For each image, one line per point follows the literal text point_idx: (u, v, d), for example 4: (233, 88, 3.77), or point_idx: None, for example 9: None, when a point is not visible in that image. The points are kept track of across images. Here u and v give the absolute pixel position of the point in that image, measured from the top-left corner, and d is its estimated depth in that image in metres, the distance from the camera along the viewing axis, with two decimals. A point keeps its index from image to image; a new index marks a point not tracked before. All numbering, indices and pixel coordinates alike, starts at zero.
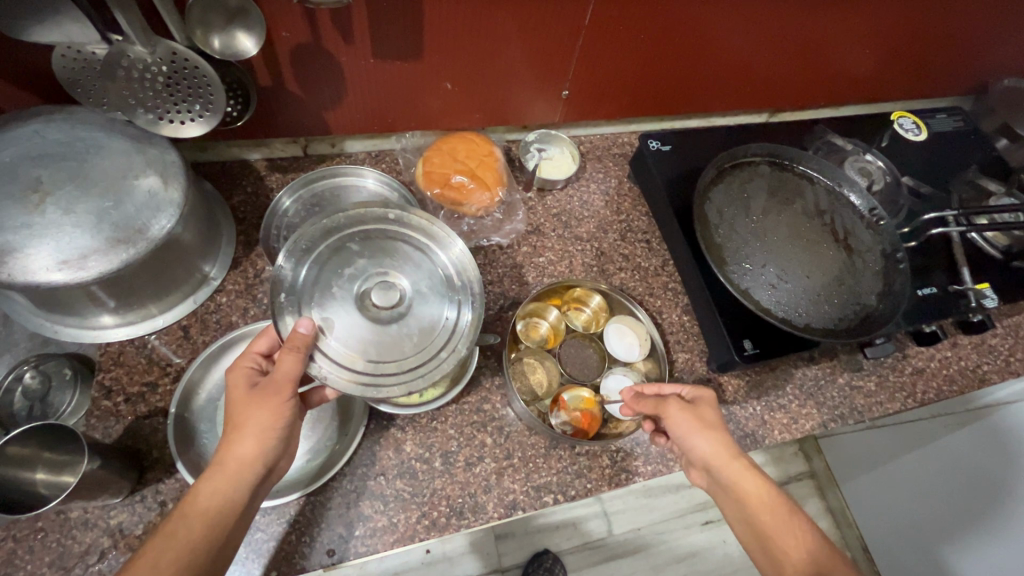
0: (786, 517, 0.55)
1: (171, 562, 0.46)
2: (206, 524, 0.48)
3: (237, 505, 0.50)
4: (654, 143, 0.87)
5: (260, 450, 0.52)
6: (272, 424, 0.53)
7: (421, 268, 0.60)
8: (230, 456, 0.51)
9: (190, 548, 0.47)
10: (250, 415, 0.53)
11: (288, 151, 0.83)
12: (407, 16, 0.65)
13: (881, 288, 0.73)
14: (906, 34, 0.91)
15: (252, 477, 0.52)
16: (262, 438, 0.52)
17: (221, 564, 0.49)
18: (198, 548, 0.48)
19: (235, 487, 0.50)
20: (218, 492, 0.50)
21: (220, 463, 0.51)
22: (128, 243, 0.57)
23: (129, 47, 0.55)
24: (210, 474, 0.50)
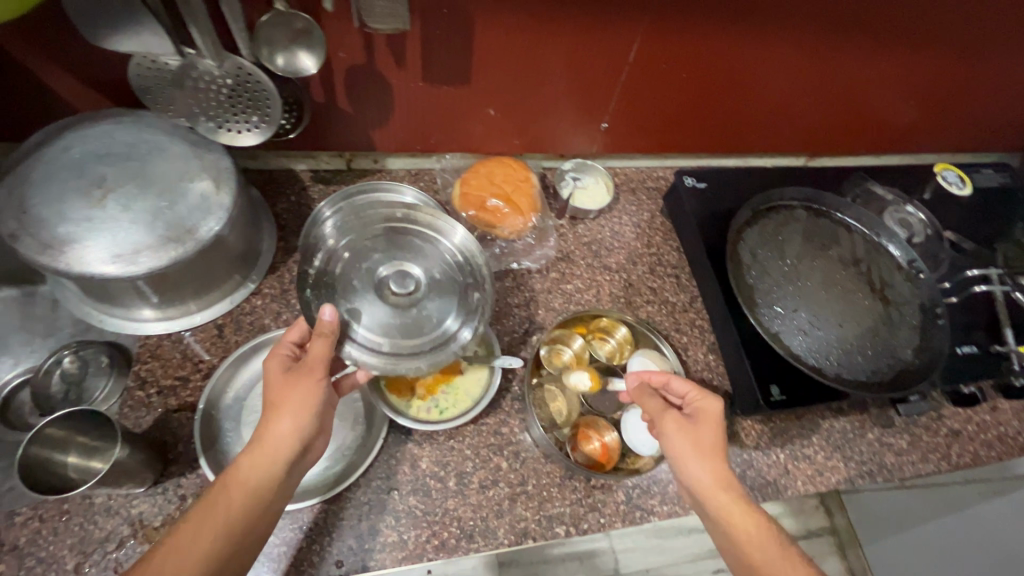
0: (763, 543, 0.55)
1: (210, 534, 0.48)
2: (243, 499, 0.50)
3: (275, 478, 0.52)
4: (690, 180, 0.87)
5: (296, 426, 0.54)
6: (306, 403, 0.54)
7: (430, 256, 0.64)
8: (269, 432, 0.53)
9: (229, 520, 0.49)
10: (287, 395, 0.54)
11: (332, 164, 0.86)
12: (460, 43, 0.68)
13: (918, 343, 0.71)
14: (953, 87, 0.91)
15: (289, 452, 0.53)
16: (297, 416, 0.54)
17: (259, 529, 0.51)
18: (234, 523, 0.50)
19: (274, 461, 0.52)
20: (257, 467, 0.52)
21: (259, 440, 0.53)
22: (178, 243, 0.60)
23: (201, 60, 0.59)
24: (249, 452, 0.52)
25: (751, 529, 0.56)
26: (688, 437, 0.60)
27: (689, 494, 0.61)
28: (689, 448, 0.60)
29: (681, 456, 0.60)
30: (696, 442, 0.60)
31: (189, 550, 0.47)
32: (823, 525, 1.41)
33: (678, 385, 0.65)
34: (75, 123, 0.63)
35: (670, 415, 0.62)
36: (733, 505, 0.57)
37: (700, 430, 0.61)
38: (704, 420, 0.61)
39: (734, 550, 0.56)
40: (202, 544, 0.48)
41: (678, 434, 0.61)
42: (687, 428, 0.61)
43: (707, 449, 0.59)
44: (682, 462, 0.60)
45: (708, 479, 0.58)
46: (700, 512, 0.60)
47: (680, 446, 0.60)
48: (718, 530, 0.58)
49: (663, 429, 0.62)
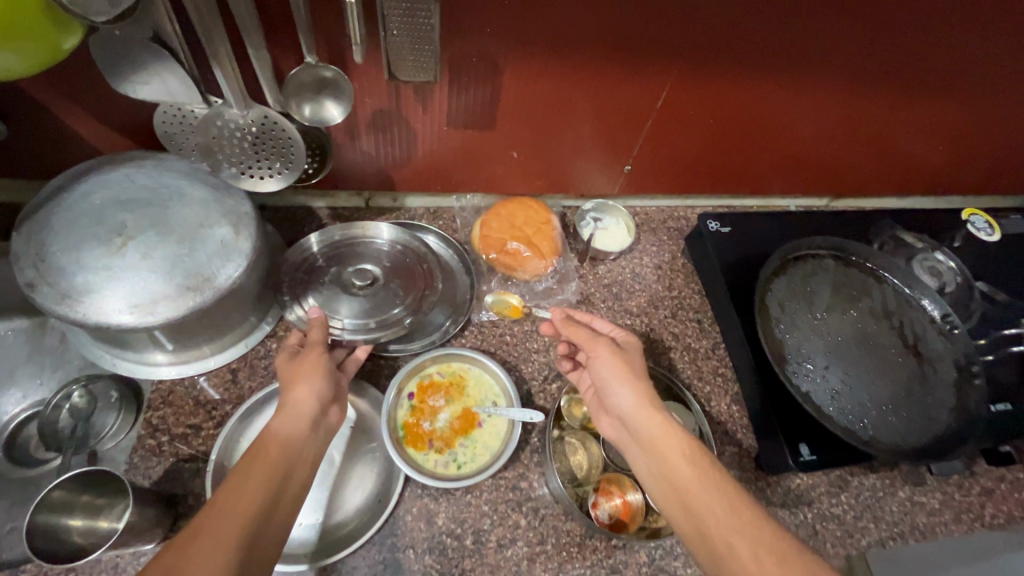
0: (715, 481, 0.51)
1: (261, 481, 0.47)
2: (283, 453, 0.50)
3: (301, 433, 0.53)
4: (713, 224, 0.85)
5: (312, 390, 0.57)
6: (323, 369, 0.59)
7: (373, 254, 0.75)
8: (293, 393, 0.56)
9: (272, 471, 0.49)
10: (298, 370, 0.58)
11: (351, 202, 0.85)
12: (486, 90, 0.67)
13: (953, 404, 0.68)
14: (981, 132, 0.89)
15: (309, 414, 0.55)
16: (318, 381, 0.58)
17: (295, 487, 0.50)
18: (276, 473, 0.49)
19: (297, 420, 0.54)
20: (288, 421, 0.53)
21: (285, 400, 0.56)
22: (197, 291, 0.58)
23: (227, 109, 0.57)
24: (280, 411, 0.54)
25: (678, 448, 0.53)
26: (619, 360, 0.60)
27: (622, 426, 0.59)
28: (617, 370, 0.60)
29: (611, 378, 0.60)
30: (626, 365, 0.60)
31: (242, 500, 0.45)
32: None
33: (603, 326, 0.69)
34: (97, 168, 0.62)
35: (597, 338, 0.62)
36: (660, 424, 0.55)
37: (629, 358, 0.62)
38: (632, 354, 0.63)
39: (659, 470, 0.54)
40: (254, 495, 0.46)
41: (609, 357, 0.61)
42: (617, 352, 0.61)
43: (634, 372, 0.60)
44: (620, 393, 0.59)
45: (634, 401, 0.57)
46: (628, 447, 0.59)
47: (609, 367, 0.60)
48: (645, 455, 0.55)
49: (593, 353, 0.62)
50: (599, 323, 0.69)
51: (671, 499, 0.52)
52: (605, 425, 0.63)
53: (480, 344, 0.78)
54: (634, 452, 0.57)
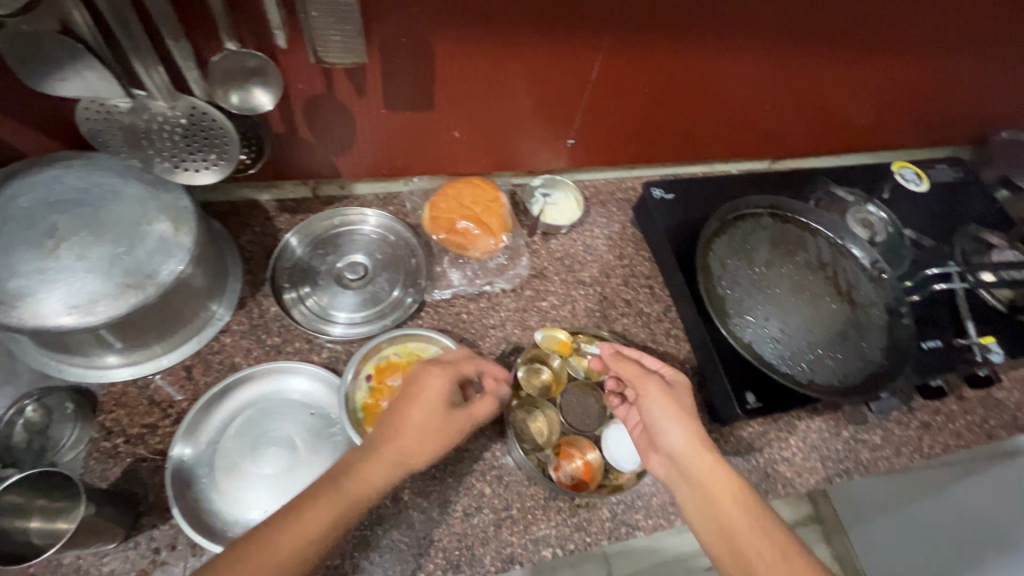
0: (761, 526, 0.56)
1: (309, 531, 0.51)
2: (342, 503, 0.53)
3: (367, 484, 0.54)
4: (658, 191, 0.88)
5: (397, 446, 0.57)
6: (434, 413, 0.59)
7: (366, 246, 0.83)
8: (388, 447, 0.57)
9: (325, 524, 0.52)
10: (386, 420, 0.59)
11: (298, 193, 0.85)
12: (420, 70, 0.68)
13: (886, 343, 0.73)
14: (905, 86, 0.94)
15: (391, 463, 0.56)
16: (420, 429, 0.58)
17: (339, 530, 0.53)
18: (328, 528, 0.52)
19: (375, 474, 0.55)
20: (365, 483, 0.54)
21: (374, 451, 0.56)
22: (138, 288, 0.58)
23: (151, 101, 0.57)
24: (358, 465, 0.55)
25: (728, 493, 0.57)
26: (677, 403, 0.63)
27: (670, 464, 0.62)
28: (671, 411, 0.62)
29: (663, 418, 0.62)
30: (676, 406, 0.63)
31: (278, 548, 0.50)
32: (810, 514, 1.54)
33: (652, 361, 0.70)
34: (21, 169, 0.60)
35: (651, 376, 0.65)
36: (712, 466, 0.59)
37: (679, 398, 0.64)
38: (681, 392, 0.65)
39: (709, 512, 0.57)
40: (296, 546, 0.50)
41: (660, 398, 0.63)
42: (668, 394, 0.64)
43: (685, 412, 0.63)
44: (669, 431, 0.62)
45: (689, 441, 0.61)
46: (672, 485, 0.61)
47: (660, 406, 0.63)
48: (694, 497, 0.58)
49: (644, 392, 0.65)
50: (649, 358, 0.71)
51: (720, 542, 0.56)
52: (652, 461, 0.64)
53: (437, 323, 0.79)
54: (681, 491, 0.59)
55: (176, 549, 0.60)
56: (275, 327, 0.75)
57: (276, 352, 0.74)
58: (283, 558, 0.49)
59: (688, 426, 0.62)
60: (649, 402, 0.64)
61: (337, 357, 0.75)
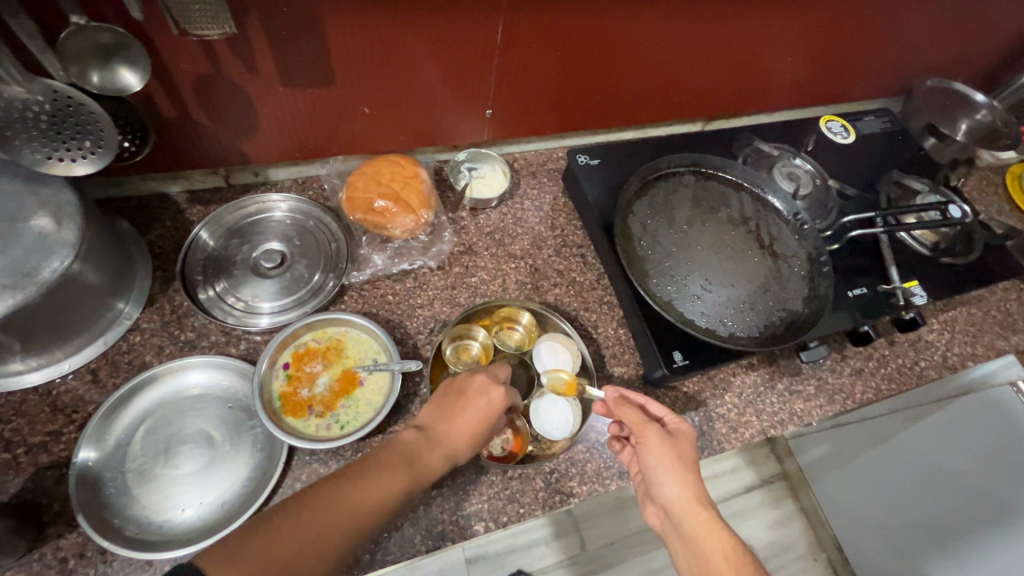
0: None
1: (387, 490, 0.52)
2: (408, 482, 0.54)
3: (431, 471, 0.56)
4: (582, 157, 0.87)
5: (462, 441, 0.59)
6: (486, 422, 0.61)
7: (284, 233, 0.80)
8: (449, 443, 0.58)
9: (393, 496, 0.52)
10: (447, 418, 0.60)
11: (209, 182, 0.81)
12: (311, 43, 0.65)
13: (806, 292, 0.74)
14: (823, 39, 0.94)
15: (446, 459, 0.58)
16: (472, 434, 0.60)
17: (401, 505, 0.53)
18: (394, 500, 0.52)
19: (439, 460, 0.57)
20: (427, 468, 0.56)
21: (436, 442, 0.58)
22: (16, 288, 0.55)
23: (5, 87, 0.52)
24: (422, 454, 0.56)
25: (724, 549, 0.55)
26: (676, 450, 0.61)
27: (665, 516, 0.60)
28: (671, 461, 0.60)
29: (658, 468, 0.59)
30: (675, 455, 0.60)
31: (353, 504, 0.50)
32: (775, 472, 1.57)
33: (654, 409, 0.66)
34: None
35: (651, 424, 0.62)
36: (706, 524, 0.56)
37: (678, 447, 0.61)
38: (683, 443, 0.62)
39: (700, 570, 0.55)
40: (365, 505, 0.50)
41: (660, 446, 0.60)
42: (667, 441, 0.61)
43: (683, 463, 0.60)
44: (668, 482, 0.59)
45: (684, 493, 0.58)
46: (670, 538, 0.59)
47: (659, 458, 0.60)
48: (687, 551, 0.56)
49: (643, 439, 0.61)
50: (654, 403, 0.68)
51: None
52: (650, 513, 0.62)
53: (362, 307, 0.77)
54: (676, 545, 0.58)
55: (85, 557, 0.58)
56: (189, 322, 0.72)
57: (191, 347, 0.71)
58: (353, 512, 0.50)
59: (687, 477, 0.59)
60: (648, 446, 0.61)
61: (256, 348, 0.72)
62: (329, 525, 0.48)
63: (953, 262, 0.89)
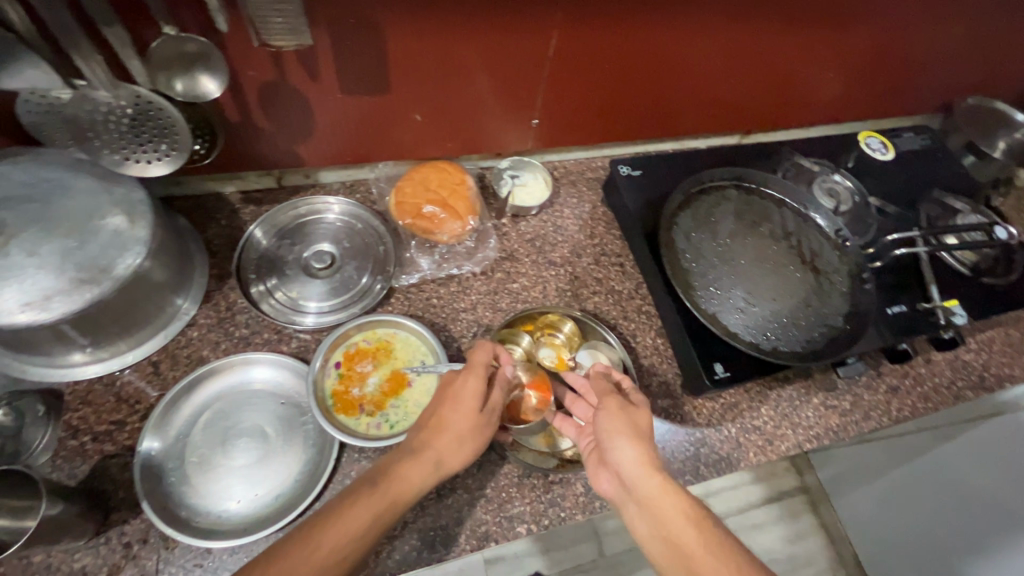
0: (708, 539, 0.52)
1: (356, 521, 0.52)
2: (382, 504, 0.53)
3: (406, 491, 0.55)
4: (624, 168, 0.88)
5: (452, 450, 0.58)
6: (470, 413, 0.59)
7: (334, 234, 0.82)
8: (431, 447, 0.57)
9: (368, 524, 0.52)
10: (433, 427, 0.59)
11: (262, 183, 0.84)
12: (372, 54, 0.66)
13: (848, 309, 0.75)
14: (866, 56, 0.94)
15: (429, 468, 0.56)
16: (457, 432, 0.59)
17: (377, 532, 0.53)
18: (370, 528, 0.52)
19: (423, 478, 0.56)
20: (406, 483, 0.55)
21: (416, 451, 0.57)
22: (93, 283, 0.57)
23: (93, 92, 0.55)
24: (400, 466, 0.56)
25: (679, 510, 0.54)
26: (624, 417, 0.61)
27: (619, 482, 0.59)
28: (623, 426, 0.60)
29: (613, 434, 0.60)
30: (630, 422, 0.61)
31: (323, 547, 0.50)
32: (795, 485, 1.57)
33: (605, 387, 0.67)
34: None
35: (611, 394, 0.64)
36: (661, 487, 0.56)
37: (635, 415, 0.62)
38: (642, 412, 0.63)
39: (656, 532, 0.54)
40: (334, 547, 0.50)
41: (614, 412, 0.62)
42: (623, 409, 0.62)
43: (638, 432, 0.60)
44: (623, 448, 0.59)
45: (636, 459, 0.58)
46: (625, 506, 0.58)
47: (613, 422, 0.61)
48: (644, 516, 0.55)
49: (602, 407, 0.63)
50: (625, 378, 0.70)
51: (673, 566, 0.52)
52: (603, 480, 0.62)
53: (407, 309, 0.79)
54: (632, 516, 0.57)
55: (148, 542, 0.60)
56: (243, 319, 0.75)
57: (245, 344, 0.73)
58: (322, 557, 0.50)
59: (639, 442, 0.59)
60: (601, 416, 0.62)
61: (306, 346, 0.74)
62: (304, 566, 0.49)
63: (993, 283, 0.89)
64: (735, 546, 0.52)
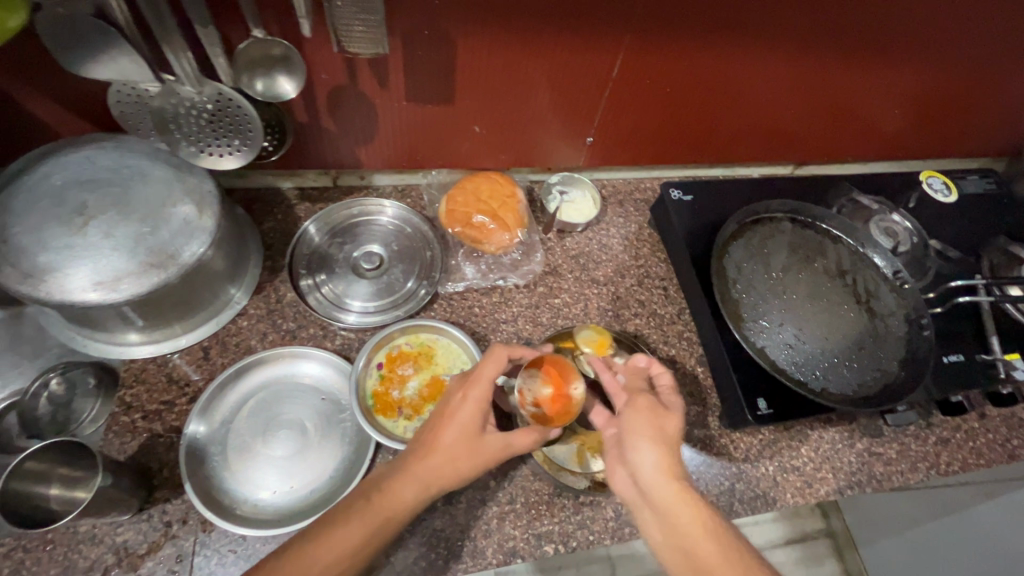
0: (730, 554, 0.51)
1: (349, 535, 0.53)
2: (374, 521, 0.54)
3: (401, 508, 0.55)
4: (676, 192, 0.87)
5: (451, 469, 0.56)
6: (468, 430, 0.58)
7: (384, 236, 0.84)
8: (419, 464, 0.56)
9: (361, 539, 0.53)
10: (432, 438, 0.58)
11: (318, 182, 0.86)
12: (441, 65, 0.68)
13: (904, 354, 0.72)
14: (936, 96, 0.91)
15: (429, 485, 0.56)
16: (452, 449, 0.57)
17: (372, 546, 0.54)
18: (361, 545, 0.53)
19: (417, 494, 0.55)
20: (396, 500, 0.55)
21: (406, 467, 0.56)
22: (160, 268, 0.59)
23: (179, 86, 0.58)
24: (391, 483, 0.55)
25: (698, 520, 0.53)
26: (651, 418, 0.59)
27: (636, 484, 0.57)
28: (646, 429, 0.58)
29: (636, 435, 0.58)
30: (656, 426, 0.59)
31: (315, 562, 0.51)
32: (820, 528, 1.51)
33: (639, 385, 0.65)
34: (56, 149, 0.62)
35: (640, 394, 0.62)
36: (680, 496, 0.54)
37: (666, 420, 0.60)
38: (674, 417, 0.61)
39: (673, 540, 0.53)
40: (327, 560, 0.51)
41: (643, 413, 0.60)
42: (652, 411, 0.60)
43: (663, 436, 0.58)
44: (644, 451, 0.57)
45: (656, 465, 0.56)
46: (638, 509, 0.57)
47: (637, 423, 0.59)
48: (661, 523, 0.54)
49: (630, 407, 0.61)
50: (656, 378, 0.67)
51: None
52: (617, 478, 0.59)
53: (450, 316, 0.80)
54: (645, 520, 0.55)
55: (187, 524, 0.62)
56: (290, 312, 0.77)
57: (292, 337, 0.75)
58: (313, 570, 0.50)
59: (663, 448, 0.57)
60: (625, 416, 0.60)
61: (349, 344, 0.76)
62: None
63: None
64: (751, 556, 0.51)
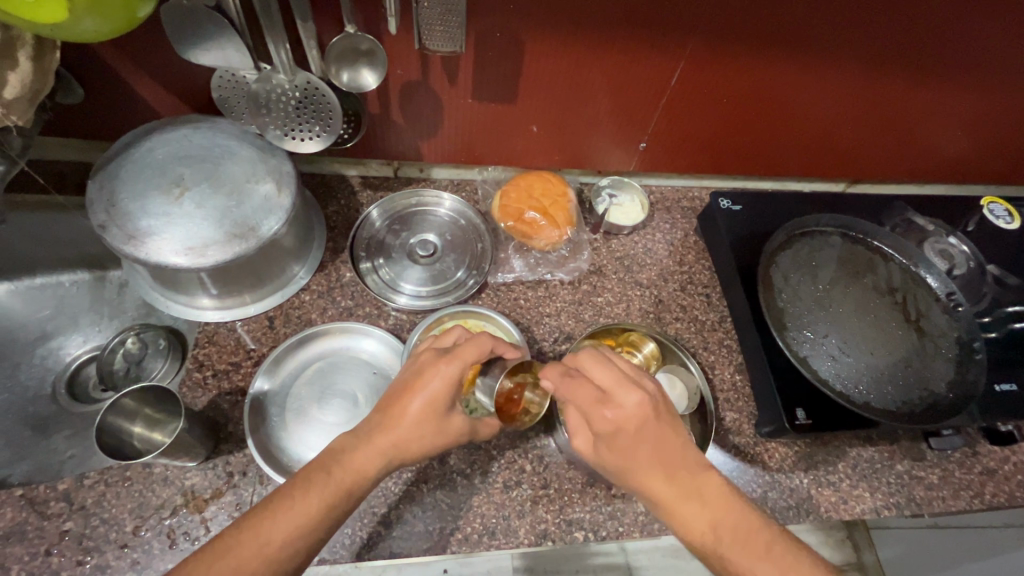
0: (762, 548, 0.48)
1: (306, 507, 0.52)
2: (332, 494, 0.53)
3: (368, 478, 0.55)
4: (725, 201, 0.88)
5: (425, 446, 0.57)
6: (431, 411, 0.57)
7: (440, 226, 0.89)
8: (383, 436, 0.56)
9: (320, 508, 0.52)
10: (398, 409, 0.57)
11: (381, 172, 0.91)
12: (507, 65, 0.72)
13: (953, 376, 0.71)
14: (1002, 121, 0.89)
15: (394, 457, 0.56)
16: (417, 422, 0.56)
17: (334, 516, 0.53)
18: (322, 517, 0.52)
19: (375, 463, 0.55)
20: (355, 470, 0.54)
21: (368, 438, 0.56)
22: (242, 239, 0.65)
23: (275, 75, 0.66)
24: (349, 452, 0.55)
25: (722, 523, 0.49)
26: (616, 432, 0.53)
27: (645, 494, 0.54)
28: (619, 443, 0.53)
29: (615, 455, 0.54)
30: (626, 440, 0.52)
31: (274, 537, 0.50)
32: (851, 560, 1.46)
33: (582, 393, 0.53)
34: (161, 127, 0.69)
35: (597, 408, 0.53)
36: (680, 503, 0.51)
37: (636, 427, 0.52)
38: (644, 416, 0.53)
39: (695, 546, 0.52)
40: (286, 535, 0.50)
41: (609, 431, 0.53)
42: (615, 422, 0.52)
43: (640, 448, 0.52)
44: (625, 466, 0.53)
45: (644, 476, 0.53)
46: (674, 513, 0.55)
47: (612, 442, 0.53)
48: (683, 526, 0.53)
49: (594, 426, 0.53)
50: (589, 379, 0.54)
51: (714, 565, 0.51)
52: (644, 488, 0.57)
53: (497, 306, 0.83)
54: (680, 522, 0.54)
55: (247, 475, 0.67)
56: (349, 291, 0.81)
57: (349, 313, 0.80)
58: (272, 548, 0.49)
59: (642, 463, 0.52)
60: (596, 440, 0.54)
61: (400, 325, 0.80)
62: (249, 561, 0.48)
63: None
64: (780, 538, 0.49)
